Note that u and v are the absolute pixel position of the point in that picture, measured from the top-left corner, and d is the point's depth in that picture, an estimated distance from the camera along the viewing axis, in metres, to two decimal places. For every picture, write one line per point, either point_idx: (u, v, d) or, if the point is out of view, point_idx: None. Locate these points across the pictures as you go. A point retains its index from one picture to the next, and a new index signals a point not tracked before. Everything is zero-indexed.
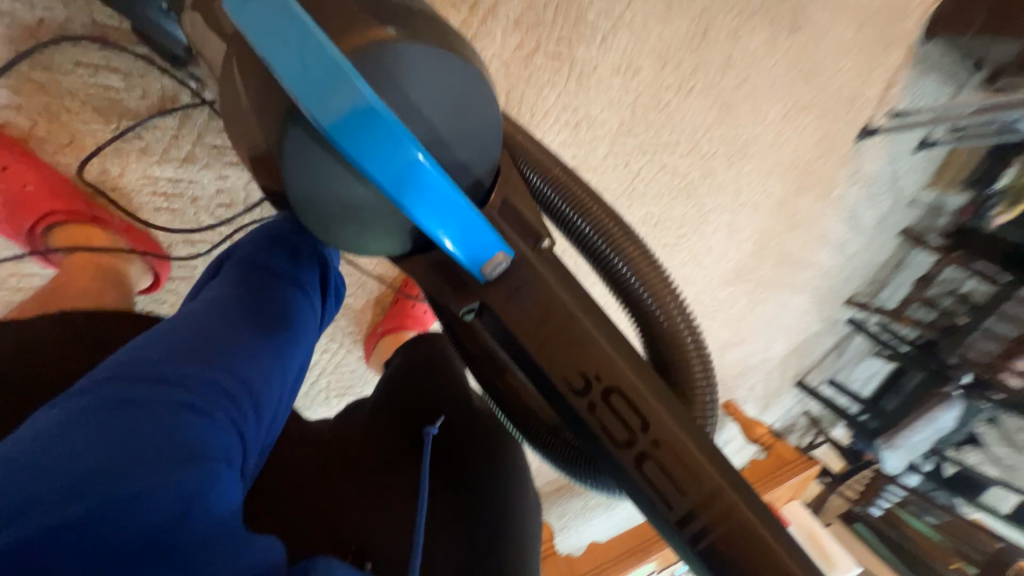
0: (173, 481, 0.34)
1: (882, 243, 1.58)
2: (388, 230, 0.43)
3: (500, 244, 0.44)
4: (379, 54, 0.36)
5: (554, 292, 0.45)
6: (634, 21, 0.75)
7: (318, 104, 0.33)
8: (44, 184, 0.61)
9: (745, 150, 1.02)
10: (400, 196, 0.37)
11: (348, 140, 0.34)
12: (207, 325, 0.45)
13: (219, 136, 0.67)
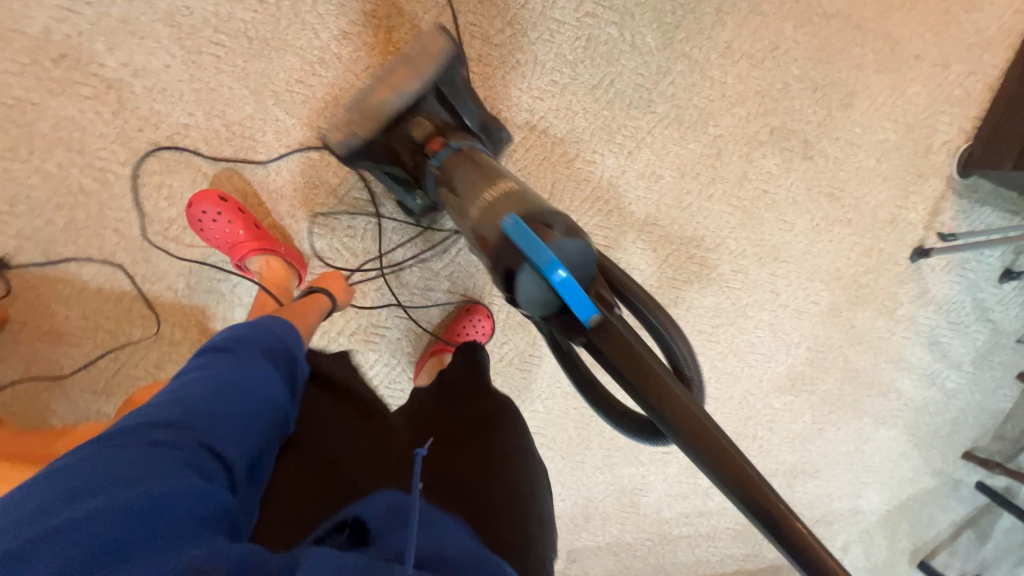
0: (155, 489, 0.45)
1: (991, 383, 1.38)
2: (548, 321, 0.59)
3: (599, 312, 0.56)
4: (553, 225, 0.58)
5: (625, 332, 0.56)
6: (655, 142, 1.00)
7: (536, 257, 0.56)
8: (247, 230, 0.88)
9: (776, 253, 1.13)
10: (564, 297, 0.56)
11: (548, 274, 0.55)
12: (200, 387, 0.58)
13: (360, 190, 0.95)
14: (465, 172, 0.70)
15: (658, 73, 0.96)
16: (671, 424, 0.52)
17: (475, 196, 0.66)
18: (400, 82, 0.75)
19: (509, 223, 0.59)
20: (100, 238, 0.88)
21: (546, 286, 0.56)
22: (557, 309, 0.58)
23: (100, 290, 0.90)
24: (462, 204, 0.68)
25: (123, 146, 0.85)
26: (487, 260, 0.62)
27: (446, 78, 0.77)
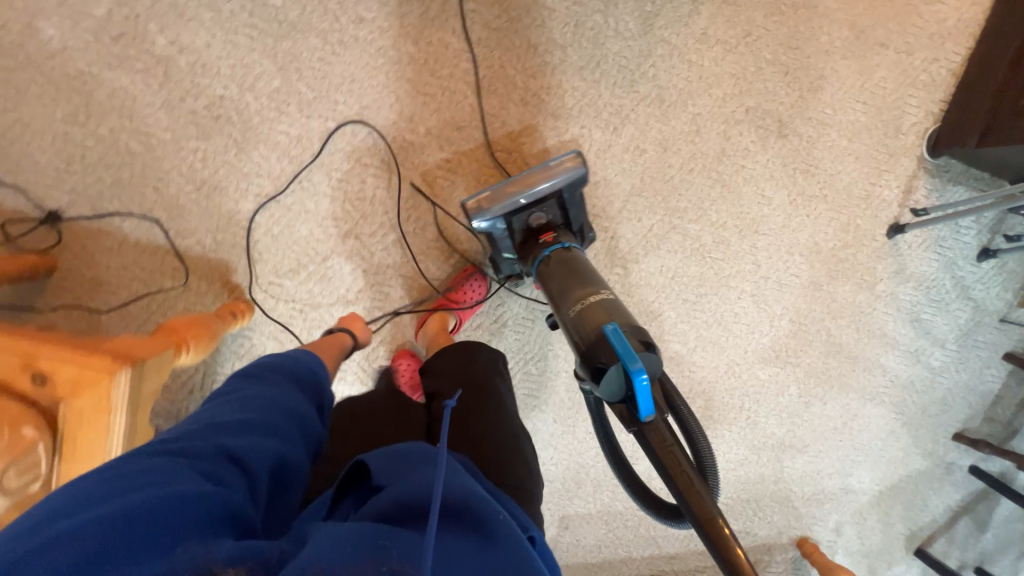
0: (170, 488, 0.44)
1: (976, 362, 1.42)
2: (612, 402, 0.76)
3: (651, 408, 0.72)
4: (637, 340, 0.76)
5: (659, 423, 0.71)
6: (639, 119, 1.10)
7: (627, 359, 0.72)
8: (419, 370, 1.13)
9: (756, 225, 1.21)
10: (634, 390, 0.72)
11: (632, 372, 0.71)
12: (224, 409, 0.61)
13: (371, 156, 1.04)
14: (564, 272, 0.93)
15: (640, 56, 1.06)
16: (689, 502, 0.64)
17: (574, 296, 0.87)
18: (532, 181, 0.95)
19: (609, 327, 0.76)
20: (143, 195, 1.00)
21: (627, 383, 0.73)
22: (623, 398, 0.75)
23: (138, 243, 1.01)
24: (558, 294, 0.91)
25: (167, 114, 0.97)
26: (579, 343, 0.81)
27: (573, 184, 0.97)
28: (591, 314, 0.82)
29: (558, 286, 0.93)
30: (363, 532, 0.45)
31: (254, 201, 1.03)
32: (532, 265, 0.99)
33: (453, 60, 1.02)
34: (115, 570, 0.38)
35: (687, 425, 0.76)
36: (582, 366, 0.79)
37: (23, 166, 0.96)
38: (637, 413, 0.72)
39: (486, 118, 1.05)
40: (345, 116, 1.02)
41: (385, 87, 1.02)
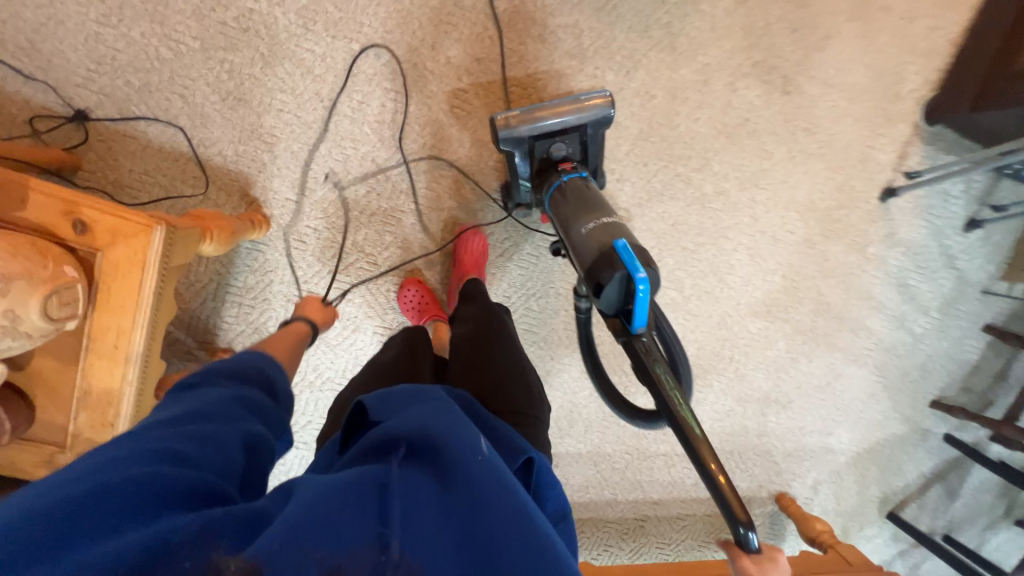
0: (128, 472, 0.44)
1: (956, 332, 1.48)
2: (611, 312, 0.80)
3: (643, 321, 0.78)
4: (645, 256, 0.79)
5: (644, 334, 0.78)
6: (650, 65, 1.14)
7: (635, 269, 0.75)
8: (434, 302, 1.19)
9: (755, 179, 1.26)
10: (636, 300, 0.76)
11: (638, 282, 0.75)
12: (195, 392, 0.60)
13: (391, 81, 1.08)
14: (573, 195, 0.93)
15: (655, 2, 1.11)
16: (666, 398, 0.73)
17: (583, 216, 0.88)
18: (561, 111, 0.98)
19: (620, 242, 0.79)
20: (169, 102, 1.03)
21: (630, 293, 0.77)
22: (620, 314, 0.80)
23: (160, 149, 1.04)
24: (566, 214, 0.92)
25: (198, 23, 1.01)
26: (585, 257, 0.83)
27: (600, 123, 1.00)
28: (602, 231, 0.83)
29: (568, 209, 0.93)
30: (363, 472, 0.48)
31: (276, 117, 1.06)
32: (548, 191, 0.99)
33: None
34: (80, 548, 0.40)
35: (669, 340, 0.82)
36: (585, 278, 0.82)
37: (53, 62, 0.98)
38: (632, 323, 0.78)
39: (504, 51, 1.10)
40: (369, 39, 1.05)
41: (409, 14, 1.05)
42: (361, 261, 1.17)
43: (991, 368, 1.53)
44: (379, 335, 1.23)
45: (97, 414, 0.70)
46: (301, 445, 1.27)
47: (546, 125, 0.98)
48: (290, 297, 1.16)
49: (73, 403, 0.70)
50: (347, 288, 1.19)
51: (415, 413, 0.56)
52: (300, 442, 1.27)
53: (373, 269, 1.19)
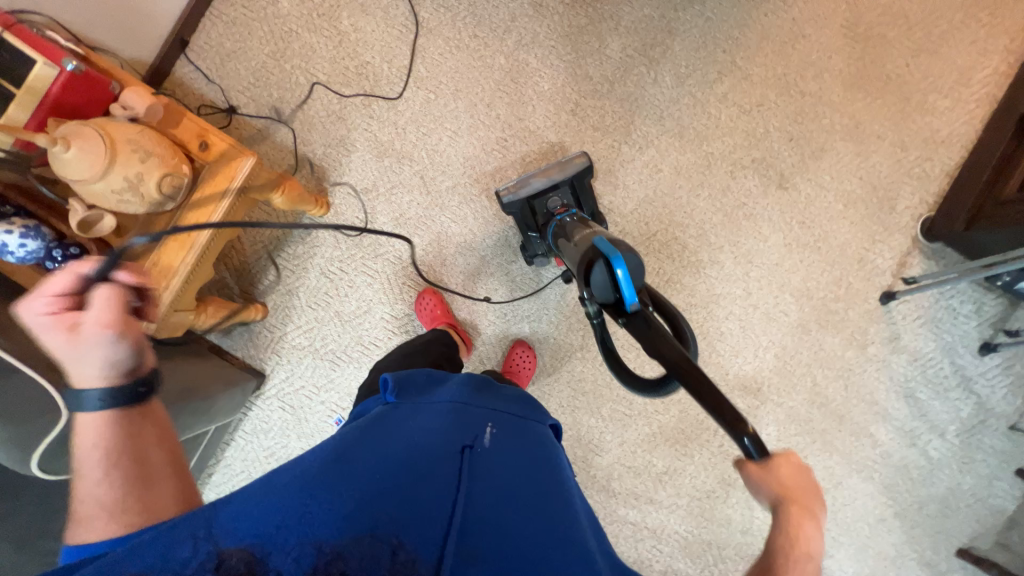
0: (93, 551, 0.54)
1: (983, 467, 1.34)
2: (602, 294, 0.80)
3: (632, 297, 0.77)
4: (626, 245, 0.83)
5: (639, 309, 0.77)
6: (660, 146, 1.38)
7: (612, 253, 0.79)
8: (443, 309, 1.36)
9: (750, 257, 1.37)
10: (619, 280, 0.78)
11: (615, 263, 0.78)
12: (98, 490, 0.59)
13: (452, 124, 1.40)
14: (574, 225, 1.09)
15: (671, 100, 1.38)
16: (662, 359, 0.68)
17: (576, 234, 1.02)
18: (549, 174, 1.30)
19: (599, 240, 0.85)
20: (291, 112, 1.40)
21: (613, 275, 0.79)
22: (614, 299, 0.80)
23: (273, 142, 1.40)
24: (567, 237, 1.06)
25: (329, 65, 1.41)
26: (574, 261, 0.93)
27: (580, 179, 1.30)
28: (586, 239, 0.94)
29: (568, 232, 1.09)
30: (373, 471, 0.64)
31: (360, 133, 1.40)
32: (550, 229, 1.19)
33: (530, 73, 1.39)
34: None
35: (672, 312, 0.77)
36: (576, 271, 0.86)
37: (228, 74, 1.40)
38: (624, 300, 0.78)
39: (542, 117, 1.39)
40: (444, 93, 1.40)
41: (477, 81, 1.40)
42: (390, 253, 1.40)
43: None
44: (386, 321, 1.39)
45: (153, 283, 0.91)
46: (288, 405, 1.38)
47: (540, 187, 1.27)
48: (325, 271, 1.39)
49: (141, 271, 0.91)
50: (372, 274, 1.39)
51: (427, 424, 0.74)
52: (289, 404, 1.38)
53: (396, 262, 1.40)
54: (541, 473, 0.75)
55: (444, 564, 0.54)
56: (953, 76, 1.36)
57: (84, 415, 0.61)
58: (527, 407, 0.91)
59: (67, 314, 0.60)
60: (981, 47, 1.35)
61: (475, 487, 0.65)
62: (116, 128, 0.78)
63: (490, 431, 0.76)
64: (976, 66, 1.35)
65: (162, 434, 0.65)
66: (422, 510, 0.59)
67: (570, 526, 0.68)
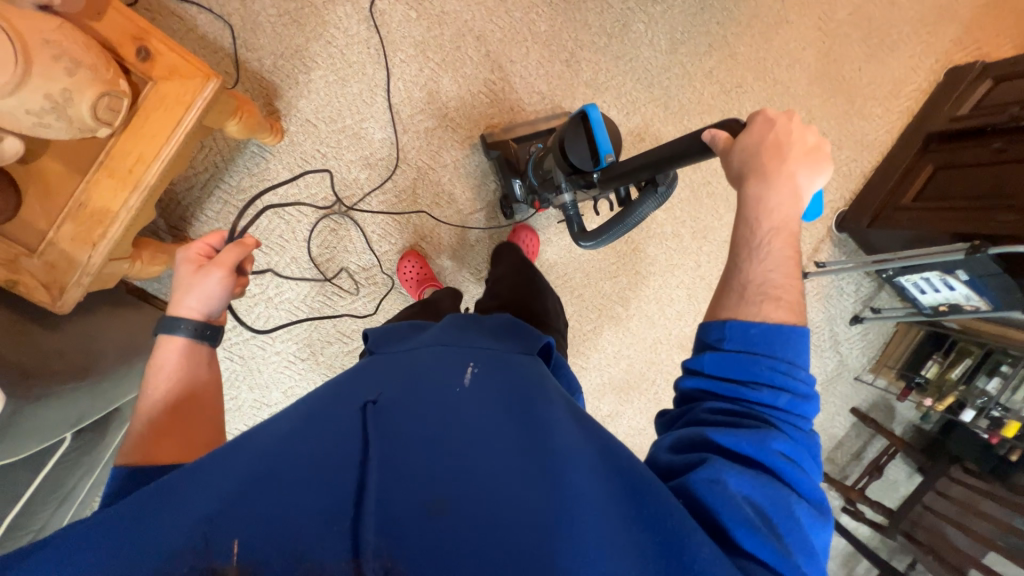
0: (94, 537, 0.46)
1: (833, 407, 1.77)
2: (579, 146, 0.86)
3: (608, 151, 0.85)
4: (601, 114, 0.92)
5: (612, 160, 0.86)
6: (645, 114, 1.38)
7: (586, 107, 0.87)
8: (427, 271, 1.29)
9: (705, 233, 1.51)
10: (594, 133, 0.85)
11: (590, 112, 0.85)
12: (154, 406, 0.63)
13: (435, 54, 1.24)
14: (542, 160, 1.12)
15: (662, 67, 1.37)
16: (636, 167, 0.77)
17: (546, 158, 1.08)
18: (536, 126, 1.28)
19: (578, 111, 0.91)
20: (228, 1, 1.10)
21: (590, 127, 0.85)
22: (592, 165, 0.86)
23: (204, 37, 1.10)
24: (541, 164, 1.11)
25: None
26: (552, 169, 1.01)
27: None
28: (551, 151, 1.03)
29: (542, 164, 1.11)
30: (340, 419, 0.57)
31: (323, 47, 1.17)
32: (531, 171, 1.16)
33: (526, 9, 1.26)
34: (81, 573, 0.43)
35: None
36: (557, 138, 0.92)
37: None
38: (601, 154, 0.85)
39: (534, 65, 1.30)
40: (426, 13, 1.21)
41: (466, 6, 1.22)
42: (358, 199, 1.26)
43: (851, 446, 1.82)
44: (350, 270, 1.30)
45: (83, 229, 0.72)
46: (236, 355, 1.25)
47: (526, 134, 1.26)
48: (279, 211, 1.21)
49: (64, 211, 0.72)
50: (335, 219, 1.26)
51: (403, 367, 0.67)
52: (237, 353, 1.26)
53: (363, 207, 1.27)
54: (498, 393, 0.63)
55: (395, 513, 0.46)
56: (889, 86, 1.53)
57: (171, 338, 0.69)
58: (514, 330, 0.83)
59: (200, 258, 0.75)
60: (916, 62, 1.53)
61: (393, 438, 0.53)
62: (22, 21, 0.56)
63: (418, 372, 0.65)
64: (909, 79, 1.54)
65: (216, 373, 0.71)
66: (330, 483, 0.48)
67: (552, 434, 0.57)
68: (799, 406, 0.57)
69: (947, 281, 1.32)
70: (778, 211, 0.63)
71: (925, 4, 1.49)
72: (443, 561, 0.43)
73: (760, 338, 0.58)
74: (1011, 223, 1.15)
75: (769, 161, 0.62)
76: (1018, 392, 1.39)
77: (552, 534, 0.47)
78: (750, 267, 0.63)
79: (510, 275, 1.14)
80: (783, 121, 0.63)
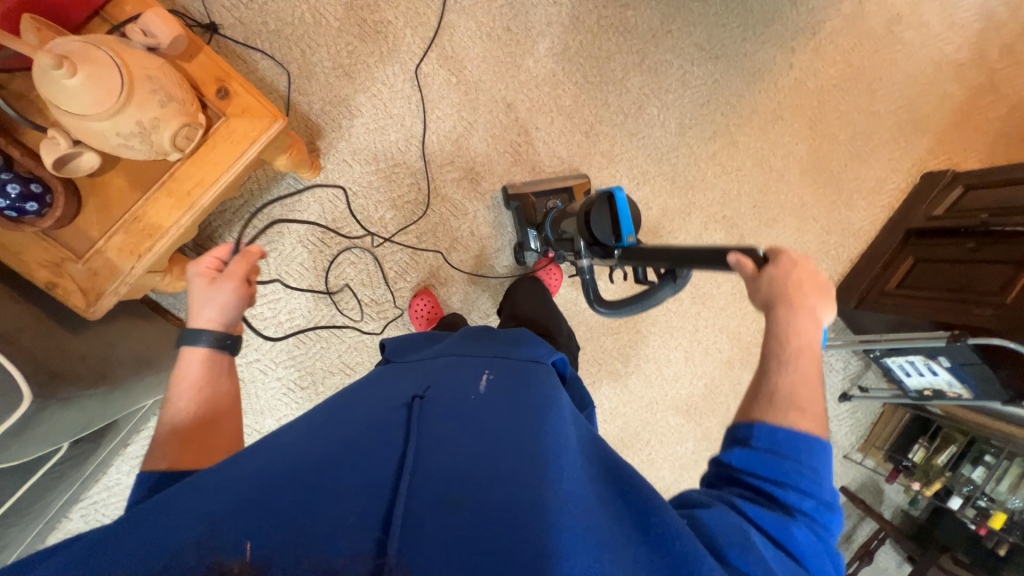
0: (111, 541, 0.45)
1: None
2: (602, 222, 0.95)
3: (631, 232, 0.93)
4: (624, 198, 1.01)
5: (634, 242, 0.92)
6: (654, 186, 1.51)
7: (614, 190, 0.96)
8: (437, 309, 1.33)
9: (704, 299, 1.59)
10: (619, 213, 0.93)
11: (616, 196, 0.94)
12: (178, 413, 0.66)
13: (469, 115, 1.36)
14: (564, 215, 1.18)
15: (671, 146, 1.51)
16: (655, 257, 0.82)
17: (566, 216, 1.15)
18: (553, 182, 1.38)
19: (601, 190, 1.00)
20: (290, 52, 1.22)
21: (615, 208, 0.94)
22: (613, 240, 0.94)
23: (262, 80, 1.21)
24: (561, 217, 1.18)
25: (344, 11, 1.24)
26: (573, 225, 1.07)
27: (582, 187, 1.38)
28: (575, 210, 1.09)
29: (562, 217, 1.18)
30: (366, 420, 0.63)
31: (368, 99, 1.28)
32: (548, 223, 1.24)
33: (554, 85, 1.41)
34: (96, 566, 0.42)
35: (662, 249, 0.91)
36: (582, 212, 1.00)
37: None
38: (624, 231, 0.92)
39: (557, 132, 1.42)
40: (465, 80, 1.34)
41: (501, 77, 1.36)
42: (379, 235, 1.32)
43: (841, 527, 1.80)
44: (362, 303, 1.33)
45: (132, 240, 0.76)
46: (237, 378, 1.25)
47: (545, 191, 1.36)
48: (303, 240, 1.27)
49: (117, 222, 0.76)
50: (355, 252, 1.31)
51: (420, 378, 0.74)
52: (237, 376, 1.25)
53: (384, 243, 1.33)
54: (522, 407, 0.68)
55: (415, 503, 0.49)
56: (872, 183, 1.69)
57: (193, 349, 0.71)
58: (529, 347, 0.89)
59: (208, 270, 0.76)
60: (895, 165, 1.70)
61: (430, 440, 0.58)
62: (132, 56, 0.63)
63: (454, 384, 0.72)
64: (889, 178, 1.70)
65: (235, 382, 0.74)
66: (368, 476, 0.52)
67: (551, 442, 0.62)
68: (823, 513, 0.57)
69: (931, 365, 1.39)
70: (805, 334, 0.66)
71: (903, 117, 1.69)
72: (469, 553, 0.46)
73: (785, 443, 0.59)
74: (987, 316, 1.24)
75: (795, 298, 0.66)
76: (1003, 483, 1.41)
77: (559, 532, 0.50)
78: (778, 375, 0.65)
79: (524, 298, 1.19)
80: (804, 264, 0.68)
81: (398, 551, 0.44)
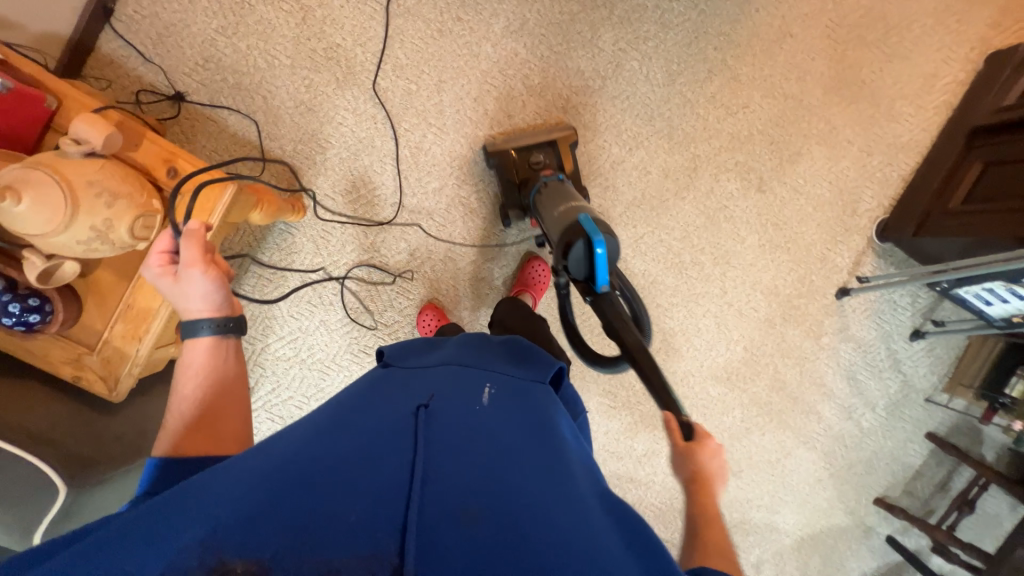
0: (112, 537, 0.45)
1: (903, 434, 1.59)
2: (577, 270, 0.87)
3: (605, 283, 0.85)
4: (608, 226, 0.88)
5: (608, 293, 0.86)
6: (649, 148, 1.38)
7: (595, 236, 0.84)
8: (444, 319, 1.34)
9: (729, 259, 1.45)
10: (597, 265, 0.84)
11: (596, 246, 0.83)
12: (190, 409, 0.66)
13: (437, 118, 1.31)
14: (556, 192, 1.14)
15: (661, 100, 1.36)
16: (623, 339, 0.79)
17: (556, 208, 1.04)
18: (534, 133, 1.31)
19: (585, 221, 0.88)
20: (253, 100, 1.24)
21: (592, 257, 0.85)
22: (587, 276, 0.88)
23: (234, 134, 1.24)
24: (546, 195, 1.14)
25: (293, 45, 1.24)
26: (558, 223, 0.99)
27: (568, 138, 1.29)
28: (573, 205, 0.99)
29: (549, 203, 1.11)
30: (371, 425, 0.62)
31: (335, 128, 1.28)
32: (533, 190, 1.19)
33: (519, 65, 1.32)
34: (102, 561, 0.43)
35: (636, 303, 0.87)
36: (559, 246, 0.90)
37: (169, 52, 1.20)
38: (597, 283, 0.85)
39: (532, 116, 1.34)
40: (426, 85, 1.29)
41: (462, 72, 1.30)
42: (375, 259, 1.34)
43: (933, 476, 1.62)
44: (374, 329, 1.37)
45: (131, 326, 0.83)
46: (277, 416, 1.35)
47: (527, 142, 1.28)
48: (307, 279, 1.32)
49: (116, 312, 0.83)
50: (356, 277, 1.34)
51: (426, 381, 0.73)
52: (280, 416, 1.35)
53: (383, 266, 1.35)
54: (528, 428, 0.67)
55: (427, 511, 0.49)
56: (919, 82, 1.42)
57: (197, 340, 0.71)
58: (530, 357, 0.88)
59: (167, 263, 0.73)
60: (946, 55, 1.42)
61: (439, 448, 0.57)
62: (70, 168, 0.67)
63: (461, 391, 0.70)
64: (941, 72, 1.42)
65: (242, 366, 0.74)
66: (378, 485, 0.52)
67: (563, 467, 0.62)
68: None
69: (1013, 291, 1.21)
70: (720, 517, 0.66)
71: None
72: (484, 568, 0.45)
73: None
74: None
75: (699, 493, 0.68)
76: None
77: (573, 554, 0.49)
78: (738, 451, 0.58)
79: (506, 314, 1.17)
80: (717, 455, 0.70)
81: (418, 566, 0.44)
